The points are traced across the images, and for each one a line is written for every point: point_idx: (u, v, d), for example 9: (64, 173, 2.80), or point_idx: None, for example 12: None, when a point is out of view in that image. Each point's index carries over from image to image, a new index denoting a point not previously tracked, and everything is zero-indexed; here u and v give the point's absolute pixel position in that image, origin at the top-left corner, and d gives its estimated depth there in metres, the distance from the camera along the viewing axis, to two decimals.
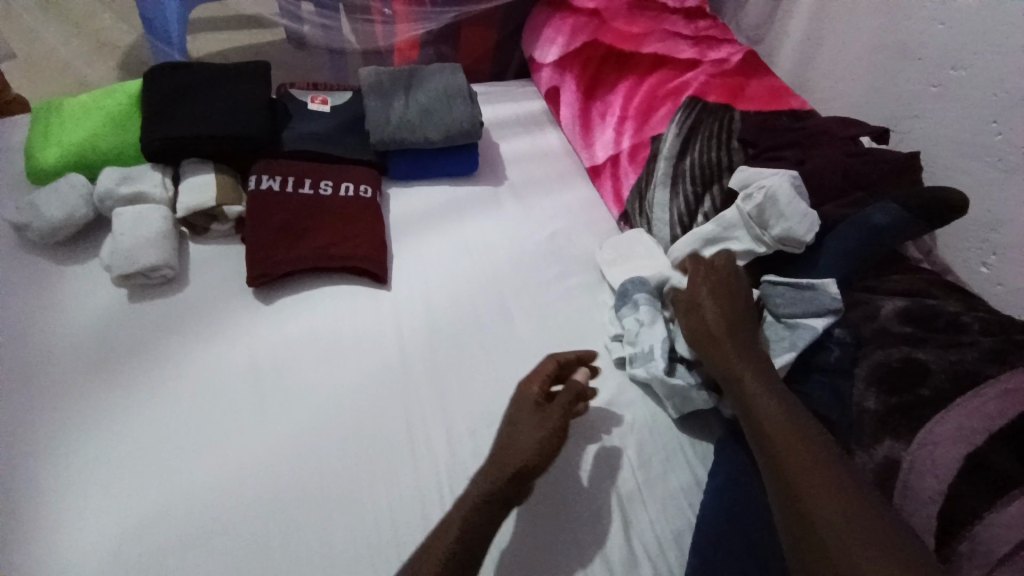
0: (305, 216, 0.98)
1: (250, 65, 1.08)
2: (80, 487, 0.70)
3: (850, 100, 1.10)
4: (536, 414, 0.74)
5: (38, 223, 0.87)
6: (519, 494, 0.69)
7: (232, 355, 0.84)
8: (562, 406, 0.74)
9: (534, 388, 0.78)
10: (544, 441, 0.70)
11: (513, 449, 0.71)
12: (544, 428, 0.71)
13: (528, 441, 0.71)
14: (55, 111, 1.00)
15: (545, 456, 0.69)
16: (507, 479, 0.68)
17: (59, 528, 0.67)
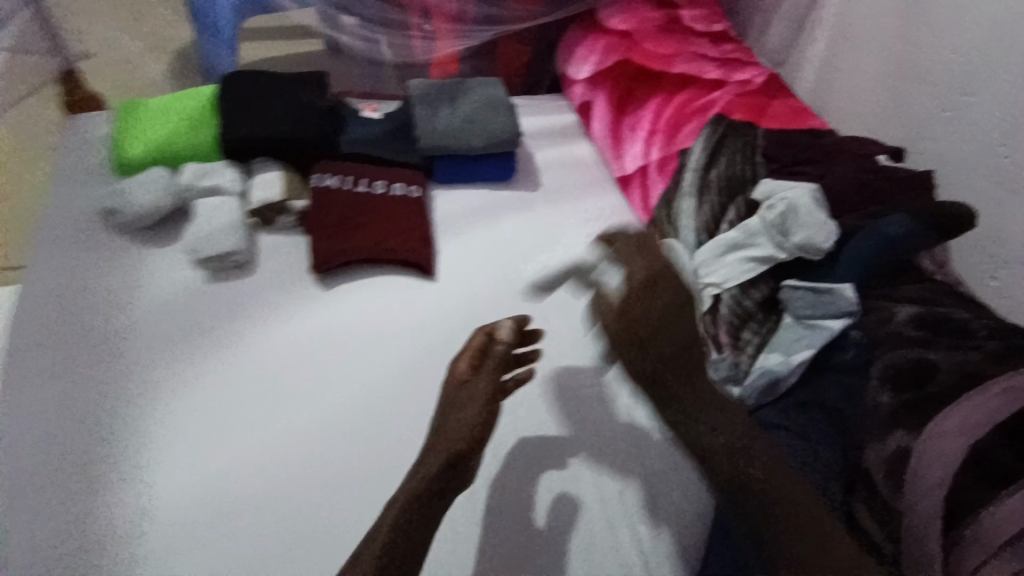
0: (361, 212, 1.06)
1: (311, 74, 1.18)
2: (137, 466, 0.81)
3: (868, 122, 1.17)
4: (465, 392, 0.76)
5: (129, 210, 0.98)
6: (461, 476, 0.72)
7: (295, 335, 0.95)
8: (489, 381, 0.76)
9: (460, 367, 0.78)
10: (478, 421, 0.73)
11: (450, 429, 0.73)
12: (476, 407, 0.74)
13: (462, 424, 0.73)
14: (137, 110, 1.11)
15: (481, 434, 0.73)
16: (440, 466, 0.70)
17: (122, 502, 0.78)
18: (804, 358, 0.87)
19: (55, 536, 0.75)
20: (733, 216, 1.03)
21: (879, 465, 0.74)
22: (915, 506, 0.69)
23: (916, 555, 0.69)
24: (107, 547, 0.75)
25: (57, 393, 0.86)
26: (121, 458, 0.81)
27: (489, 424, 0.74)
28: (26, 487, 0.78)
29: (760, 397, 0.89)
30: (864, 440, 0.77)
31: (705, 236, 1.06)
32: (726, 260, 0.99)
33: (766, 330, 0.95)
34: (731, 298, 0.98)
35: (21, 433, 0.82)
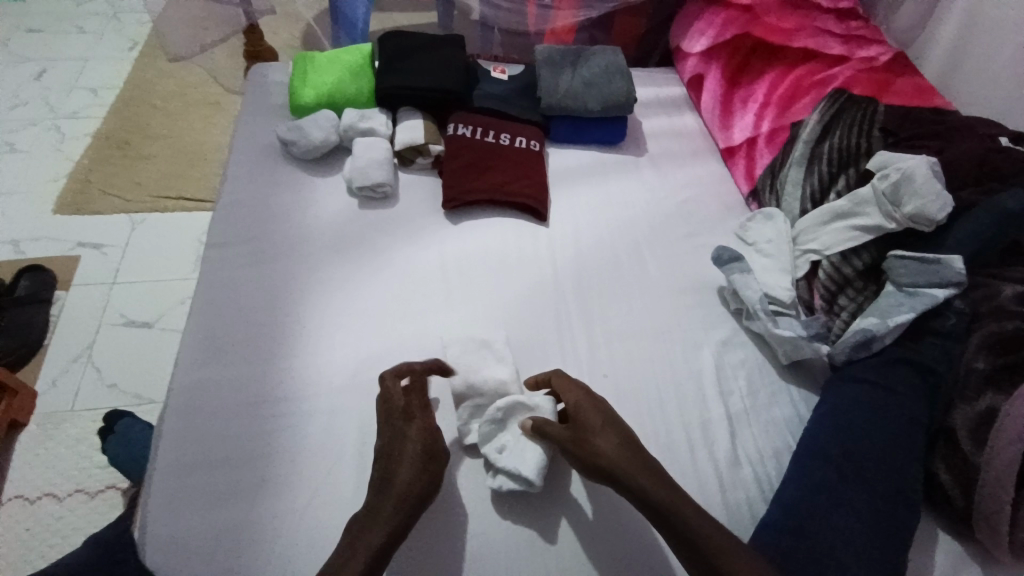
0: (487, 159, 1.21)
1: (453, 37, 1.35)
2: (298, 348, 0.96)
3: (998, 105, 1.15)
4: (411, 427, 0.80)
5: (303, 142, 1.19)
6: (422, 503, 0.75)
7: (428, 257, 1.10)
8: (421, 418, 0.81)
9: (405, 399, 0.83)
10: (426, 444, 0.79)
11: (399, 460, 0.77)
12: (420, 434, 0.80)
13: (411, 453, 0.78)
14: (308, 61, 1.31)
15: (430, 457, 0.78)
16: (398, 491, 0.74)
17: (286, 375, 0.94)
18: (903, 321, 0.88)
19: (235, 396, 0.91)
20: (842, 187, 1.07)
21: (967, 420, 0.81)
22: (997, 458, 0.76)
23: (990, 502, 0.76)
24: (278, 407, 0.90)
25: (234, 287, 1.03)
26: (286, 340, 0.97)
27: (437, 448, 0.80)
28: (204, 354, 0.95)
29: (852, 354, 0.92)
30: (955, 400, 0.84)
31: (809, 205, 1.10)
32: (830, 227, 1.03)
33: (864, 297, 0.98)
34: (831, 265, 1.02)
35: (207, 316, 0.99)
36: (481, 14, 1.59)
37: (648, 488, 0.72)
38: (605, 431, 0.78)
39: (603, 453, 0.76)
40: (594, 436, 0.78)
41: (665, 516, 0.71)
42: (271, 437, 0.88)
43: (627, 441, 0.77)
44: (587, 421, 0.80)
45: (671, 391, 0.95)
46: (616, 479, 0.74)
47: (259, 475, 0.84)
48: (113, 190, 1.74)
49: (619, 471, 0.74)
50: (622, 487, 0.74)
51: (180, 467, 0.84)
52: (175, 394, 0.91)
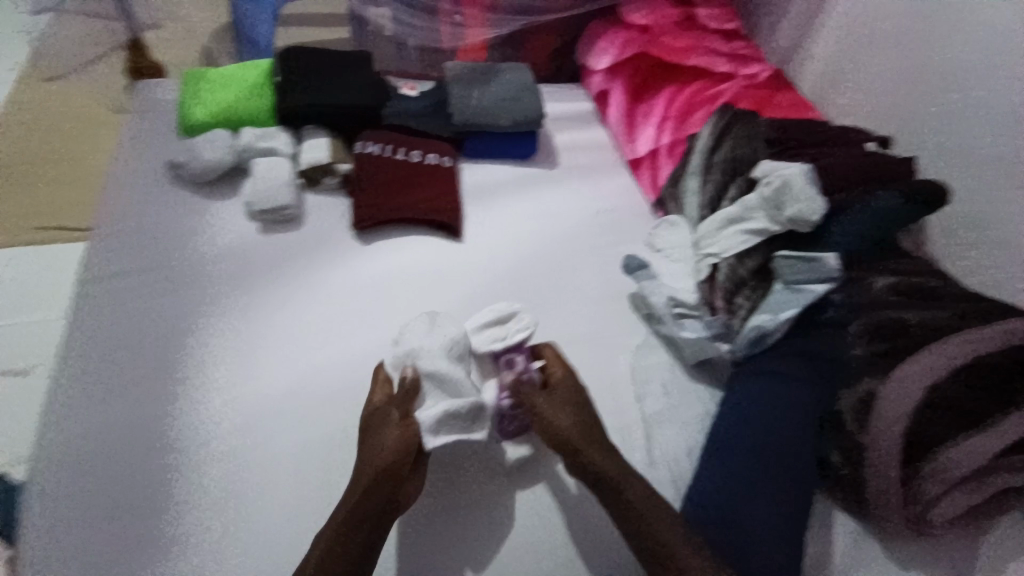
0: (400, 176, 1.18)
1: (358, 53, 1.32)
2: (203, 384, 0.91)
3: (866, 115, 1.27)
4: (390, 418, 0.83)
5: (194, 164, 1.12)
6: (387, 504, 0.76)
7: (339, 280, 1.06)
8: (399, 406, 0.85)
9: (377, 397, 0.88)
10: (401, 439, 0.80)
11: (368, 464, 0.79)
12: (394, 427, 0.82)
13: (381, 455, 0.79)
14: (202, 79, 1.24)
15: (406, 451, 0.79)
16: (370, 489, 0.76)
17: (189, 416, 0.88)
18: (790, 316, 0.96)
19: (133, 444, 0.85)
20: (734, 194, 1.14)
21: (853, 403, 0.86)
22: (881, 437, 0.81)
23: (880, 481, 0.81)
24: (183, 453, 0.85)
25: (126, 328, 0.96)
26: (188, 380, 0.91)
27: (408, 453, 0.79)
28: (94, 400, 0.89)
29: (749, 349, 0.98)
30: (841, 386, 0.89)
31: (707, 212, 1.17)
32: (726, 232, 1.10)
33: (757, 296, 1.04)
34: (728, 267, 1.08)
35: (99, 362, 0.92)
36: (392, 31, 1.58)
37: (600, 461, 0.80)
38: (567, 411, 0.86)
39: (564, 431, 0.83)
40: (556, 416, 0.85)
41: (602, 483, 0.79)
42: (178, 483, 0.83)
43: (588, 422, 0.85)
44: (558, 394, 0.88)
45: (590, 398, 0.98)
46: (574, 454, 0.82)
47: (160, 524, 0.80)
48: None
49: (575, 444, 0.82)
50: (577, 459, 0.81)
51: (77, 523, 0.80)
52: (65, 445, 0.85)
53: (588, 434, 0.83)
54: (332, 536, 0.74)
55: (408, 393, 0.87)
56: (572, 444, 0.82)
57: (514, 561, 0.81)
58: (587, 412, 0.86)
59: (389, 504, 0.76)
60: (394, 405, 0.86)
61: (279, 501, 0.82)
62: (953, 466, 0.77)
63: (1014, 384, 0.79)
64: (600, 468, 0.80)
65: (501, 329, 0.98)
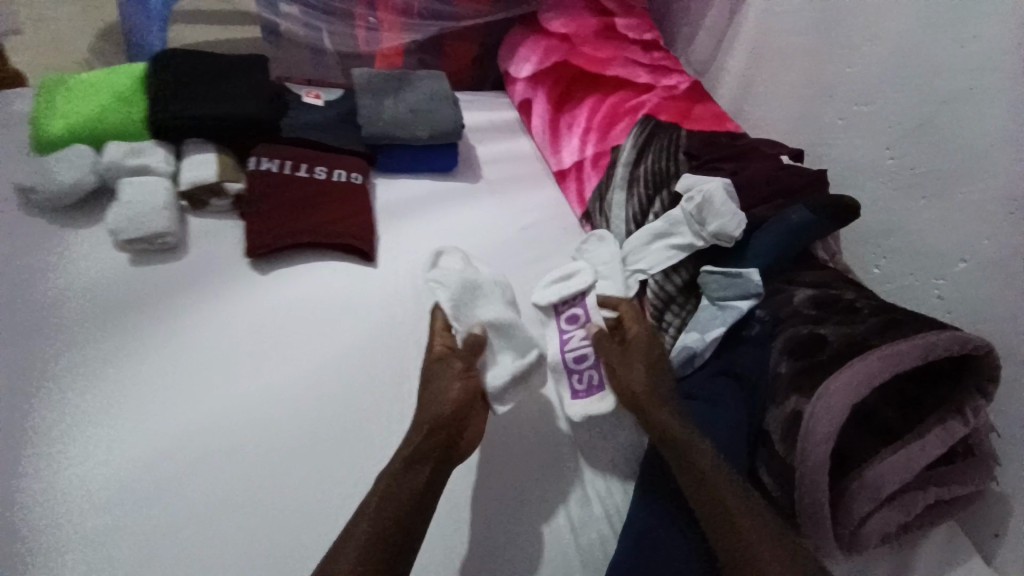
0: (302, 196, 1.06)
1: (250, 57, 1.18)
2: (69, 445, 0.76)
3: (779, 127, 1.30)
4: (451, 368, 0.84)
5: (45, 186, 0.94)
6: (445, 452, 0.76)
7: (237, 314, 0.93)
8: (462, 358, 0.86)
9: (438, 346, 0.88)
10: (464, 390, 0.81)
11: (428, 411, 0.78)
12: (456, 379, 0.82)
13: (445, 399, 0.80)
14: (55, 85, 1.05)
15: (463, 405, 0.80)
16: (426, 436, 0.76)
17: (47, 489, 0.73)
18: (717, 335, 0.95)
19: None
20: (659, 208, 1.12)
21: (780, 423, 0.85)
22: (810, 457, 0.79)
23: (812, 502, 0.79)
24: (29, 539, 0.69)
25: None
26: (47, 443, 0.76)
27: (466, 407, 0.80)
28: None
29: (678, 370, 0.96)
30: (767, 404, 0.89)
31: (633, 226, 1.15)
32: (652, 247, 1.08)
33: (687, 312, 1.04)
34: (656, 284, 1.06)
35: None
36: (305, 37, 1.45)
37: (666, 415, 0.84)
38: (641, 367, 0.90)
39: (639, 381, 0.88)
40: (628, 372, 0.89)
41: (665, 439, 0.82)
42: None
43: (658, 376, 0.89)
44: (636, 346, 0.93)
45: (519, 432, 0.92)
46: (642, 410, 0.85)
47: None
48: None
49: (646, 403, 0.85)
50: (643, 415, 0.85)
51: None
52: None
53: (656, 387, 0.87)
54: (395, 475, 0.72)
55: (473, 347, 0.87)
56: (639, 397, 0.86)
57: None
58: (659, 365, 0.91)
59: (446, 452, 0.76)
60: (456, 356, 0.86)
61: None
62: (879, 485, 0.77)
63: (921, 394, 0.83)
64: (665, 415, 0.84)
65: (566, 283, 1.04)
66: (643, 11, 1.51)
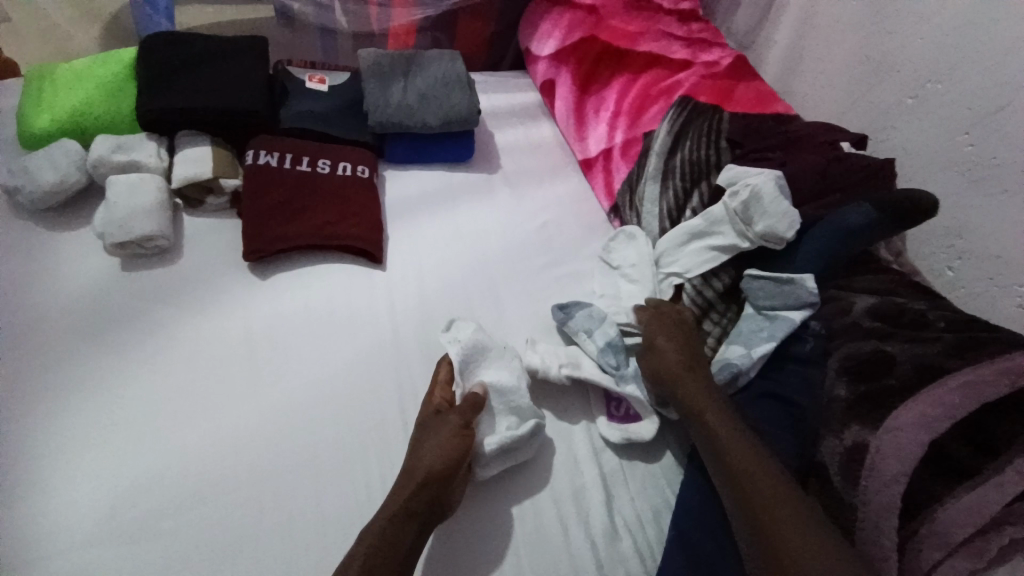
0: (303, 193, 0.98)
1: (250, 40, 1.09)
2: (29, 482, 0.69)
3: (833, 107, 1.15)
4: (449, 423, 0.76)
5: (30, 187, 0.88)
6: (439, 503, 0.69)
7: (225, 327, 0.85)
8: (459, 414, 0.77)
9: (437, 397, 0.80)
10: (456, 450, 0.72)
11: (419, 463, 0.71)
12: (452, 433, 0.74)
13: (432, 454, 0.72)
14: (45, 76, 0.99)
15: (454, 464, 0.71)
16: (416, 491, 0.69)
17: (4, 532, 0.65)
18: (765, 352, 0.83)
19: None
20: (696, 203, 1.00)
21: (836, 457, 0.74)
22: (874, 499, 0.69)
23: (875, 553, 0.68)
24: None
25: None
26: (25, 470, 0.69)
27: (461, 456, 0.72)
28: None
29: None
30: (822, 432, 0.77)
31: (667, 223, 1.03)
32: (687, 248, 0.96)
33: (728, 320, 0.93)
34: (693, 289, 0.95)
35: None
36: (311, 17, 1.34)
37: (699, 399, 0.79)
38: (675, 345, 0.86)
39: (673, 358, 0.84)
40: (664, 348, 0.86)
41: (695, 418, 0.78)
42: None
43: (694, 357, 0.85)
44: (659, 330, 0.88)
45: (538, 457, 0.83)
46: (665, 383, 0.83)
47: None
48: None
49: (670, 380, 0.82)
50: (667, 388, 0.82)
51: None
52: None
53: (691, 371, 0.82)
54: (379, 535, 0.65)
55: (473, 406, 0.79)
56: (700, 410, 0.78)
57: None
58: (694, 349, 0.86)
59: (434, 513, 0.69)
60: (453, 411, 0.77)
61: None
62: (955, 531, 0.65)
63: (995, 424, 0.68)
64: (704, 413, 0.78)
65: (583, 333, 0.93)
66: None
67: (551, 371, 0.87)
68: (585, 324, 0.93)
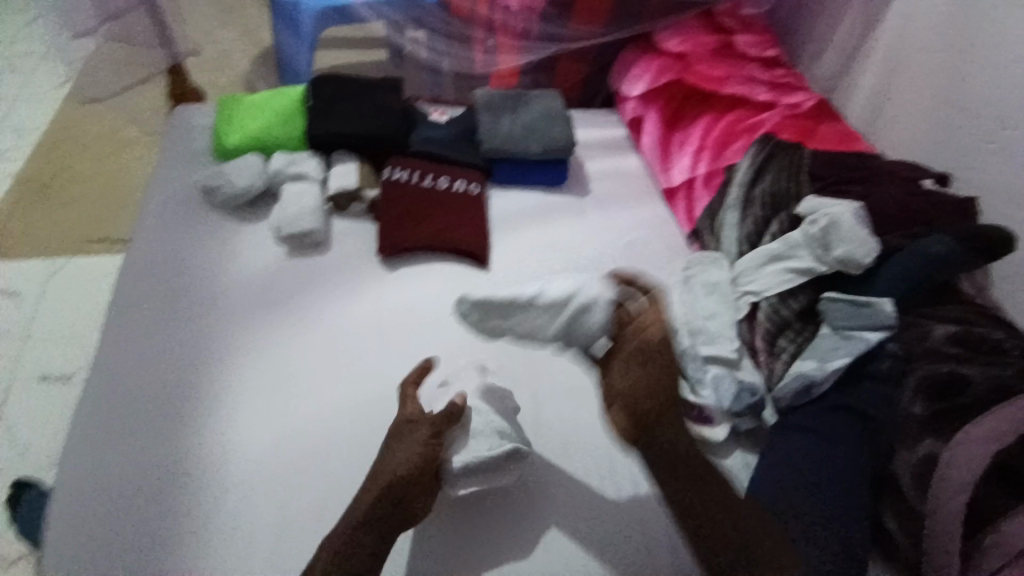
0: (429, 204, 1.17)
1: (390, 79, 1.32)
2: (212, 412, 0.89)
3: (915, 147, 1.20)
4: (418, 432, 0.79)
5: (227, 189, 1.12)
6: (400, 509, 0.74)
7: (360, 307, 1.04)
8: (431, 423, 0.80)
9: (410, 406, 0.82)
10: (419, 458, 0.76)
11: (384, 469, 0.76)
12: (421, 444, 0.77)
13: (399, 462, 0.76)
14: (237, 104, 1.25)
15: (419, 472, 0.76)
16: (379, 499, 0.74)
17: (195, 446, 0.86)
18: (840, 366, 0.89)
19: (131, 471, 0.83)
20: (776, 229, 1.08)
21: (908, 468, 0.80)
22: (943, 505, 0.75)
23: (938, 555, 0.74)
24: (205, 479, 0.83)
25: (148, 354, 0.94)
26: (218, 401, 0.90)
27: (428, 468, 0.76)
28: (105, 429, 0.87)
29: (794, 399, 0.91)
30: (896, 445, 0.82)
31: (746, 246, 1.12)
32: (766, 270, 1.05)
33: (803, 339, 0.99)
34: (768, 307, 1.03)
35: (107, 385, 0.91)
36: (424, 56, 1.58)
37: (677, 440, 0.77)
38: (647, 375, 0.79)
39: (650, 386, 0.78)
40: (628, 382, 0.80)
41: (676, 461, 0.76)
42: (195, 520, 0.80)
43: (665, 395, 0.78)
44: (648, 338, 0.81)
45: (617, 444, 0.92)
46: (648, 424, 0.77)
47: (160, 565, 0.77)
48: (28, 234, 1.58)
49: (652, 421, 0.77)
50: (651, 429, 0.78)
51: (73, 560, 0.76)
52: (85, 466, 0.83)
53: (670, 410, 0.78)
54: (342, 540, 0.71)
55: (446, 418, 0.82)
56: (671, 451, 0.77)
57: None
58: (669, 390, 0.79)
59: (400, 519, 0.74)
60: (426, 419, 0.80)
61: (291, 544, 0.79)
62: (1018, 541, 0.70)
63: None
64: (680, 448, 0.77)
65: None
66: (765, 26, 1.47)
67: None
68: None
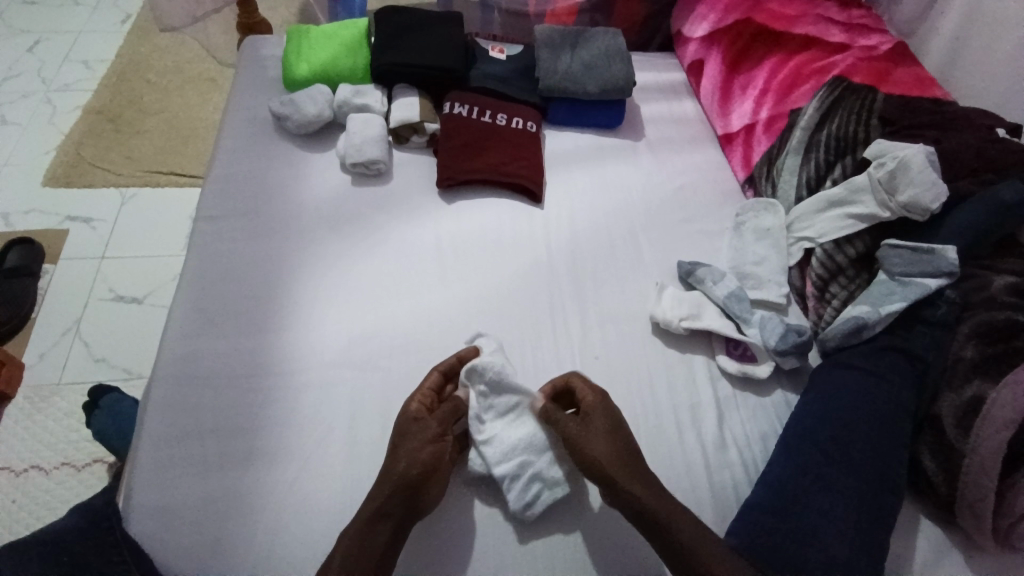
0: (487, 138, 1.20)
1: (452, 14, 1.33)
2: (290, 322, 0.97)
3: (994, 97, 1.14)
4: (427, 429, 0.81)
5: (297, 116, 1.17)
6: (413, 499, 0.75)
7: (421, 234, 1.09)
8: (439, 421, 0.82)
9: (416, 402, 0.84)
10: (433, 454, 0.78)
11: (393, 468, 0.77)
12: (428, 440, 0.79)
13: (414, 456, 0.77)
14: (306, 35, 1.29)
15: (433, 467, 0.77)
16: (393, 492, 0.75)
17: (277, 348, 0.94)
18: (895, 309, 0.89)
19: (222, 365, 0.92)
20: (838, 174, 1.07)
21: (954, 408, 0.82)
22: (983, 442, 0.77)
23: (973, 489, 0.76)
24: (283, 377, 0.91)
25: (227, 266, 1.02)
26: (294, 311, 0.98)
27: (444, 462, 0.79)
28: (191, 330, 0.95)
29: (842, 340, 0.92)
30: (942, 388, 0.84)
31: (805, 192, 1.10)
32: (824, 216, 1.04)
33: (856, 286, 0.99)
34: (824, 253, 1.02)
35: (195, 293, 0.98)
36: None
37: (646, 495, 0.75)
38: (606, 439, 0.80)
39: (609, 455, 0.78)
40: (593, 440, 0.80)
41: (651, 523, 0.74)
42: (273, 411, 0.88)
43: (621, 455, 0.78)
44: (594, 424, 0.82)
45: (661, 376, 0.96)
46: (612, 483, 0.76)
47: (245, 450, 0.85)
48: (102, 163, 1.68)
49: (615, 474, 0.76)
50: (617, 492, 0.76)
51: (168, 439, 0.85)
52: (174, 361, 0.91)
53: (624, 458, 0.78)
54: (359, 530, 0.72)
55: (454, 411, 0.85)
56: (614, 479, 0.76)
57: (568, 554, 0.79)
58: (622, 449, 0.79)
59: (409, 511, 0.75)
60: (433, 417, 0.82)
61: (359, 441, 0.86)
62: None
63: None
64: (641, 492, 0.75)
65: (706, 286, 1.04)
66: None
67: (672, 323, 0.98)
68: (710, 279, 1.04)
